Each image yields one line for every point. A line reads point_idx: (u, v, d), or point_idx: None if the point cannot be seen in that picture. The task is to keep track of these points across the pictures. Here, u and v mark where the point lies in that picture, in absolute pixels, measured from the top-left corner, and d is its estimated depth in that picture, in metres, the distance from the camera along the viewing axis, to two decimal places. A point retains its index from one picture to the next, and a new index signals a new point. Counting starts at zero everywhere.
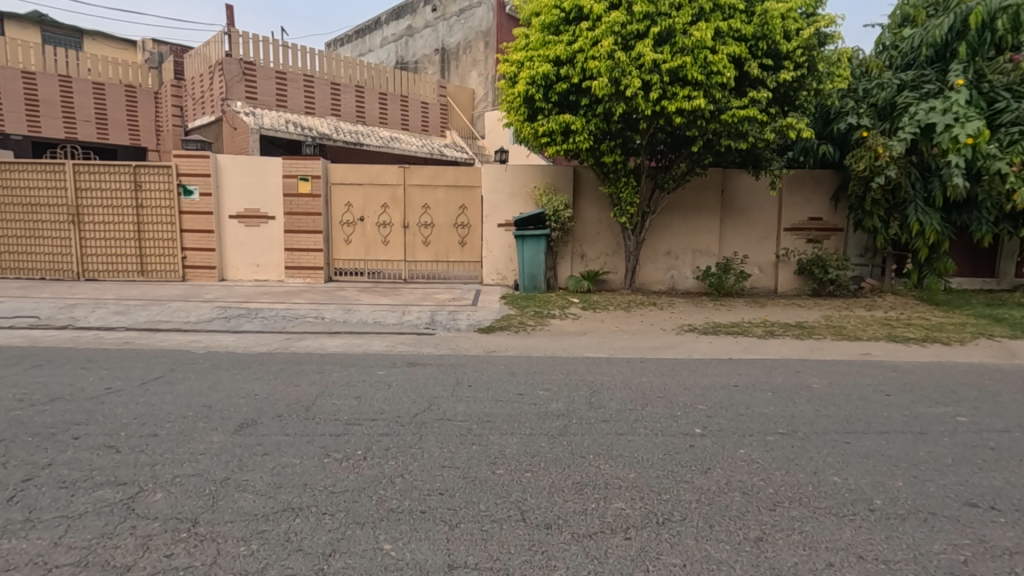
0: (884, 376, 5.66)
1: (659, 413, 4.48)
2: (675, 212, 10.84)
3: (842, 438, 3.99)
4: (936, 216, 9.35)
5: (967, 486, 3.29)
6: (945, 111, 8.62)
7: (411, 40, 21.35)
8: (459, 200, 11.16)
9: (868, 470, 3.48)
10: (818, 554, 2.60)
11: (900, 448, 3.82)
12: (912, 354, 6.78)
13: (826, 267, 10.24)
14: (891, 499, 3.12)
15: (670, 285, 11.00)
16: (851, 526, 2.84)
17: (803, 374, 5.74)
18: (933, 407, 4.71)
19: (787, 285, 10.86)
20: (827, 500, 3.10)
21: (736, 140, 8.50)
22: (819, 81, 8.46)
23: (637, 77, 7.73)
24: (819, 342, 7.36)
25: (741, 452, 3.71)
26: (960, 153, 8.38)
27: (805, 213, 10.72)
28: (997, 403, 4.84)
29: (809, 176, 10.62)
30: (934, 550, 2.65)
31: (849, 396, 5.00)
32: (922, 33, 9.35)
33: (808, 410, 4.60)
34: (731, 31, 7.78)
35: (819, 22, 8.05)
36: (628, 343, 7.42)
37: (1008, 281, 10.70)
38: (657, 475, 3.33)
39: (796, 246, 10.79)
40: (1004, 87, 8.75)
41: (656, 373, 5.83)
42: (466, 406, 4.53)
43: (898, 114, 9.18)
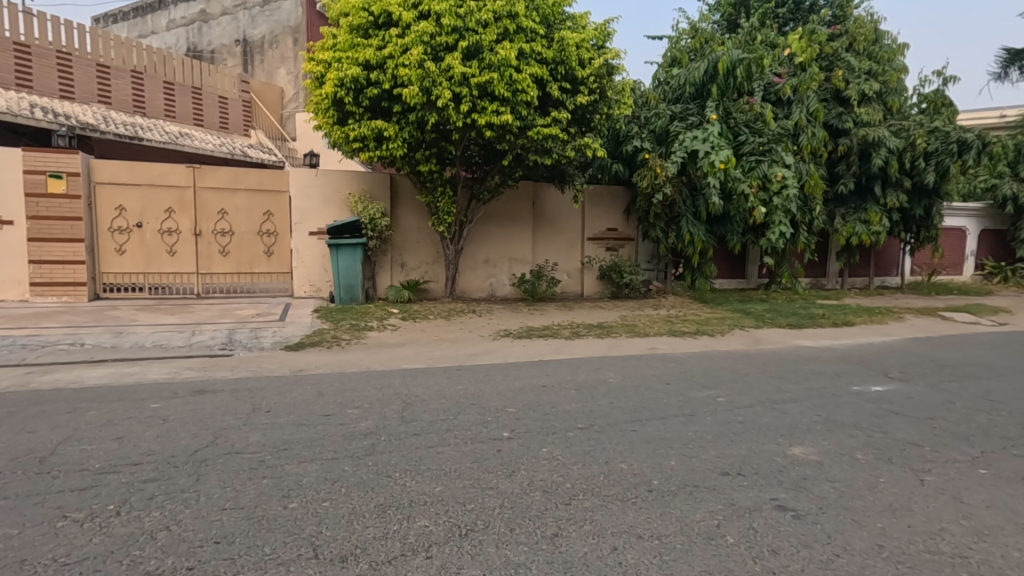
0: (666, 367, 6.49)
1: (470, 421, 4.51)
2: (492, 221, 11.23)
3: (630, 427, 4.44)
4: (702, 228, 11.11)
5: (722, 457, 3.87)
6: (704, 140, 10.29)
7: (205, 26, 19.01)
8: (263, 206, 10.14)
9: (649, 453, 3.90)
10: (605, 540, 2.80)
11: (675, 430, 4.37)
12: (687, 345, 7.92)
13: (622, 273, 11.53)
14: (666, 477, 3.53)
15: (489, 292, 11.34)
16: (633, 509, 3.13)
17: (602, 370, 6.30)
18: (700, 391, 5.51)
19: (592, 289, 11.94)
20: (615, 487, 3.38)
21: (542, 156, 9.10)
22: (609, 106, 9.44)
23: (447, 89, 7.84)
24: (616, 340, 8.20)
25: (544, 451, 3.89)
26: (716, 176, 10.10)
27: (604, 224, 11.93)
28: (745, 382, 5.84)
29: (606, 190, 11.86)
30: (696, 519, 3.04)
31: (637, 387, 5.60)
32: (686, 73, 11.01)
33: (604, 404, 5.04)
34: (534, 53, 8.29)
35: (607, 54, 8.98)
36: (446, 351, 7.42)
37: (754, 281, 13.18)
38: (464, 486, 3.31)
39: (597, 254, 11.95)
40: (744, 124, 10.71)
41: (472, 379, 5.90)
42: (261, 434, 4.06)
43: (671, 140, 10.68)
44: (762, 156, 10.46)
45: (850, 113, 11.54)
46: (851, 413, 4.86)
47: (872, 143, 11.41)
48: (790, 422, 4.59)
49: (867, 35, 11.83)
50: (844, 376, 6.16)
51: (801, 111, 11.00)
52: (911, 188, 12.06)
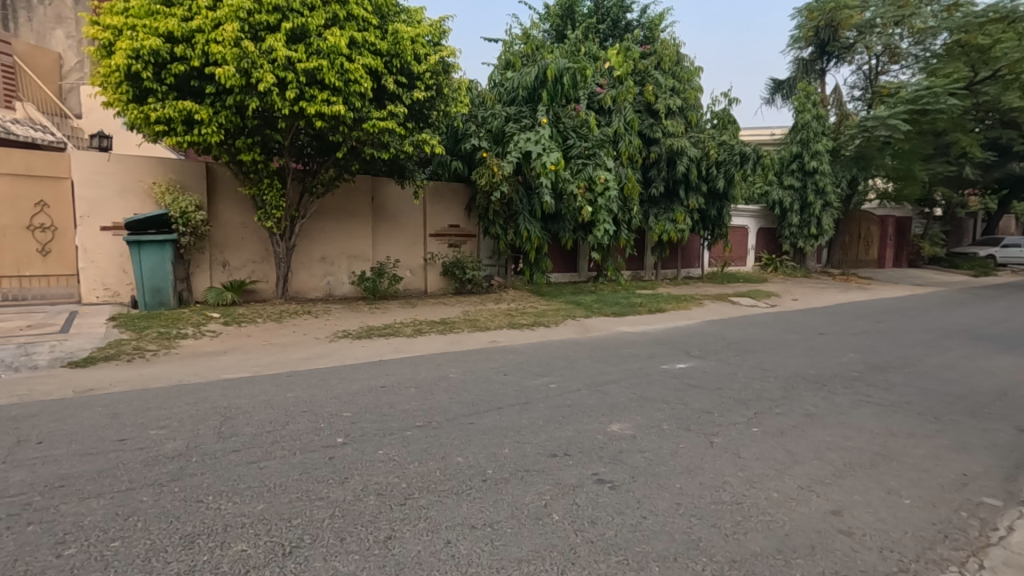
0: (505, 359, 6.75)
1: (300, 430, 4.22)
2: (328, 217, 10.64)
3: (468, 420, 4.52)
4: (538, 225, 11.73)
5: (552, 440, 4.13)
6: (537, 142, 10.83)
7: None
8: (34, 195, 8.45)
9: (485, 444, 4.02)
10: (439, 535, 2.82)
11: (510, 420, 4.55)
12: (525, 337, 8.31)
13: (464, 268, 11.72)
14: (499, 466, 3.67)
15: (327, 292, 10.72)
16: (467, 500, 3.20)
17: (443, 366, 6.33)
18: (535, 379, 5.82)
19: (435, 285, 11.94)
20: (450, 481, 3.43)
21: (379, 150, 8.81)
22: (447, 104, 9.46)
23: (269, 72, 7.22)
24: (458, 335, 8.30)
25: (380, 453, 3.80)
26: (548, 177, 10.71)
27: (445, 220, 12.02)
28: (574, 368, 6.30)
29: (446, 187, 11.95)
30: (526, 502, 3.21)
31: (477, 380, 5.74)
32: (519, 77, 11.50)
33: (443, 399, 5.07)
34: (367, 44, 7.99)
35: (443, 52, 8.97)
36: (277, 357, 6.85)
37: (585, 274, 14.32)
38: (290, 500, 3.09)
39: (440, 250, 11.99)
40: (572, 129, 11.51)
41: (304, 385, 5.53)
42: (28, 472, 3.35)
43: (507, 141, 11.09)
44: (588, 159, 11.34)
45: (659, 124, 13.06)
46: (660, 389, 5.53)
47: (677, 152, 13.05)
48: (611, 402, 5.07)
49: (671, 56, 13.47)
50: (656, 356, 6.97)
51: (619, 120, 12.16)
52: (707, 192, 14.06)
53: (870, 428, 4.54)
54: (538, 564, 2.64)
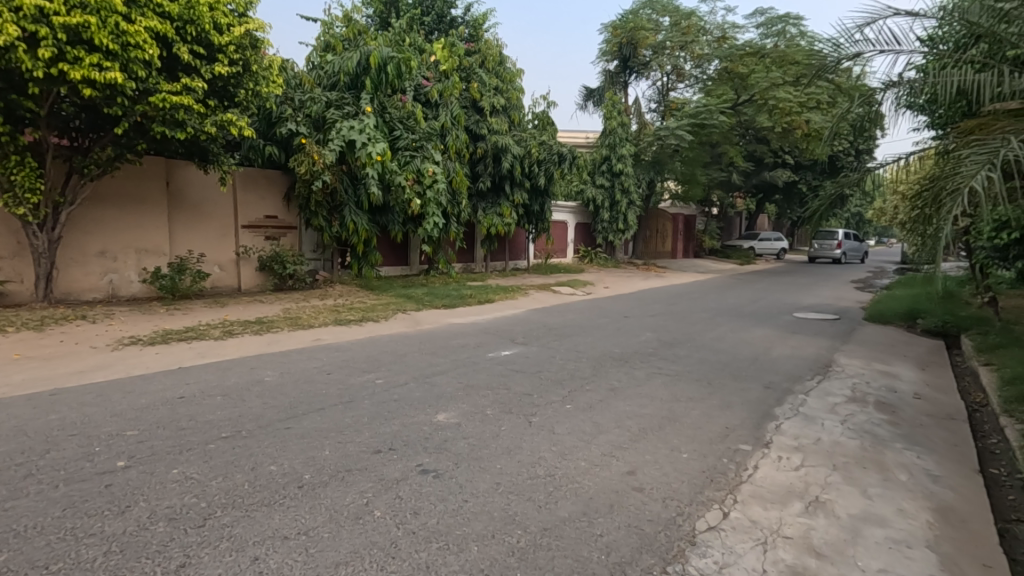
0: (329, 357, 6.41)
1: (67, 457, 3.53)
2: (108, 204, 9.02)
3: (284, 425, 4.21)
4: (365, 217, 11.30)
5: (376, 437, 4.04)
6: (361, 131, 10.37)
7: None
8: None
9: (302, 448, 3.78)
10: (245, 553, 2.59)
11: (332, 420, 4.35)
12: (352, 333, 7.98)
13: (284, 263, 10.75)
14: (318, 469, 3.48)
15: (109, 292, 9.10)
16: (279, 511, 2.98)
17: (257, 369, 5.79)
18: (360, 376, 5.63)
19: (249, 282, 10.83)
20: (259, 494, 3.15)
21: (172, 129, 7.68)
22: (257, 83, 8.60)
23: (12, 23, 5.84)
24: (276, 335, 7.66)
25: (175, 472, 3.35)
26: (374, 167, 10.34)
27: (259, 211, 10.99)
28: (402, 362, 6.23)
29: (259, 173, 10.92)
30: (346, 502, 3.11)
31: (296, 382, 5.36)
32: (340, 61, 10.92)
33: (256, 405, 4.65)
34: (151, 4, 6.90)
35: (250, 25, 8.11)
36: (36, 373, 5.62)
37: (416, 267, 14.23)
38: (48, 543, 2.57)
39: (254, 243, 10.93)
40: (398, 120, 11.27)
41: (75, 403, 4.63)
42: None
43: (328, 127, 10.46)
44: (415, 152, 11.19)
45: (484, 121, 13.47)
46: (486, 376, 5.74)
47: (501, 149, 13.60)
48: (437, 393, 5.13)
49: (494, 57, 13.97)
50: (483, 345, 7.22)
51: (446, 114, 12.26)
52: (530, 189, 14.89)
53: (660, 396, 5.25)
54: (358, 564, 2.57)
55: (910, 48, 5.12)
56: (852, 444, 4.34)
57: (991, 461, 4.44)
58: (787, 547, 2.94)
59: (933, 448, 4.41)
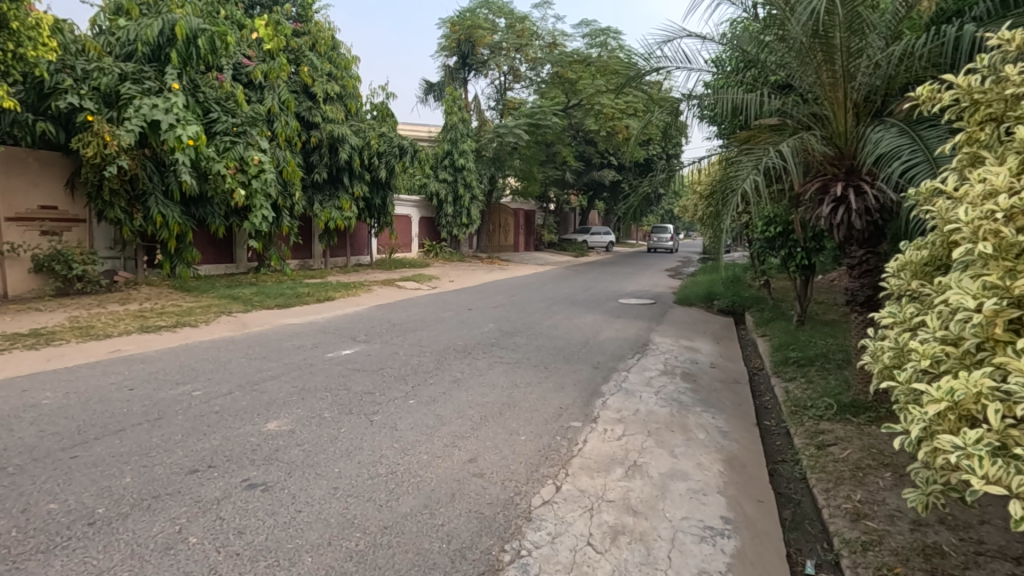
0: (131, 370, 5.54)
1: None
2: None
3: (69, 454, 3.55)
4: (176, 209, 9.96)
5: (191, 455, 3.60)
6: (166, 110, 9.07)
7: None
8: None
9: (93, 479, 3.22)
10: None
11: (134, 442, 3.78)
12: (161, 341, 6.98)
13: (69, 263, 9.06)
14: (115, 501, 3.00)
15: None
16: (61, 556, 2.52)
17: (31, 392, 4.79)
18: (172, 389, 4.96)
19: (20, 287, 8.88)
20: (33, 540, 2.63)
21: None
22: (19, 44, 7.05)
23: None
24: (58, 348, 6.40)
25: None
26: (185, 153, 9.13)
27: (31, 200, 9.09)
28: (225, 370, 5.63)
29: (28, 154, 9.04)
30: (153, 533, 2.73)
31: (86, 402, 4.54)
32: (136, 28, 9.40)
33: (29, 435, 3.85)
34: None
35: None
36: None
37: (243, 265, 12.94)
38: None
39: (24, 239, 9.00)
40: (214, 101, 10.07)
41: None
42: None
43: (123, 105, 8.98)
44: (236, 137, 10.11)
45: (317, 108, 12.67)
46: (322, 378, 5.44)
47: (337, 139, 12.93)
48: (267, 400, 4.73)
49: (326, 41, 13.22)
50: (321, 346, 6.84)
51: (272, 98, 11.28)
52: (370, 181, 14.40)
53: (500, 384, 5.46)
54: None
55: (699, 68, 5.96)
56: (663, 412, 4.95)
57: (765, 415, 5.39)
58: (610, 509, 3.26)
59: (723, 408, 5.23)
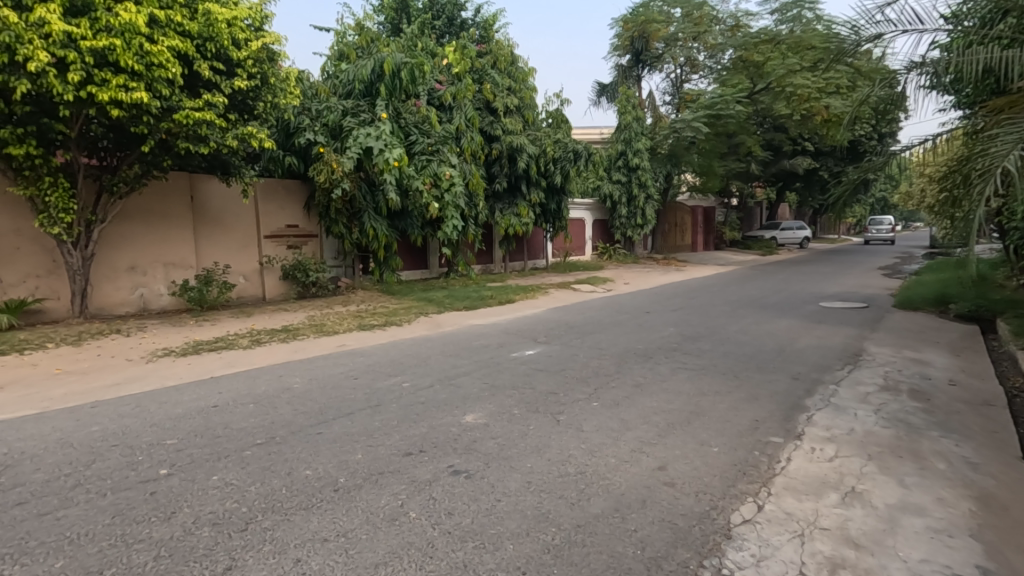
0: (354, 362, 6.51)
1: (111, 466, 3.65)
2: (134, 221, 9.19)
3: (315, 430, 4.30)
4: (384, 223, 11.41)
5: (405, 439, 4.10)
6: (377, 137, 10.45)
7: None
8: None
9: (334, 453, 3.85)
10: (287, 555, 2.67)
11: (361, 424, 4.42)
12: (375, 338, 8.08)
13: (307, 271, 10.99)
14: (351, 473, 3.55)
15: (141, 306, 9.29)
16: (317, 514, 3.05)
17: (285, 377, 5.91)
18: (386, 380, 5.71)
19: (274, 291, 11.01)
20: (297, 497, 3.24)
21: (196, 144, 7.88)
22: (275, 95, 8.75)
23: (43, 50, 6.05)
24: (303, 342, 7.79)
25: (214, 479, 3.47)
26: (391, 173, 10.40)
27: (280, 220, 11.18)
28: (426, 365, 6.29)
29: (280, 184, 11.11)
30: (381, 505, 3.16)
31: (324, 388, 5.45)
32: (354, 70, 11.01)
33: (287, 412, 4.74)
34: (172, 23, 7.07)
35: (265, 37, 8.26)
36: (72, 386, 5.71)
37: (435, 270, 14.34)
38: (100, 549, 2.69)
39: (277, 253, 11.12)
40: (413, 124, 11.32)
41: (113, 414, 4.70)
42: None
43: (346, 135, 10.56)
44: (432, 155, 11.24)
45: (498, 122, 13.50)
46: (510, 376, 5.77)
47: (517, 149, 13.59)
48: (463, 394, 5.17)
49: (506, 57, 14.00)
50: (506, 345, 7.26)
51: (460, 116, 12.32)
52: (547, 187, 14.87)
53: (685, 391, 5.23)
54: (395, 564, 2.62)
55: (934, 28, 5.03)
56: (886, 433, 4.27)
57: None
58: (824, 538, 2.91)
59: (970, 435, 4.31)
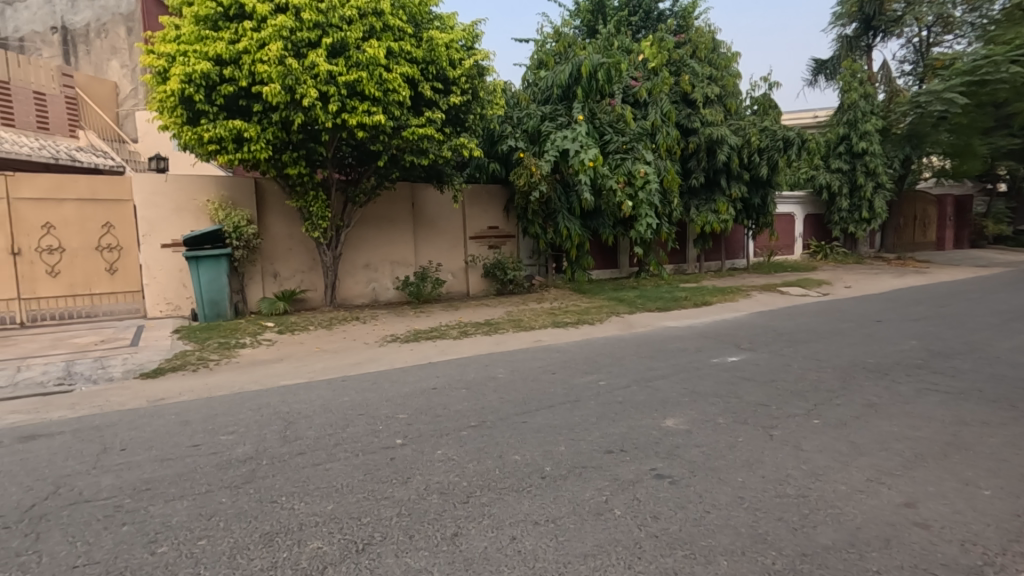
0: (551, 357, 6.79)
1: (360, 432, 4.36)
2: (370, 226, 10.82)
3: (521, 418, 4.58)
4: (577, 223, 11.67)
5: (606, 436, 4.14)
6: (574, 139, 10.76)
7: (5, 8, 14.88)
8: (101, 217, 8.82)
9: (539, 442, 4.06)
10: (504, 532, 2.89)
11: (562, 417, 4.59)
12: (569, 335, 8.32)
13: (505, 269, 11.79)
14: (556, 463, 3.70)
15: (372, 297, 10.91)
16: (528, 498, 3.24)
17: (491, 367, 6.41)
18: (583, 376, 5.82)
19: (477, 288, 12.02)
20: (509, 479, 3.48)
21: (418, 156, 8.96)
22: (483, 107, 9.54)
23: (313, 87, 7.46)
24: (503, 335, 8.37)
25: (438, 453, 3.91)
26: (587, 173, 10.62)
27: (484, 222, 12.11)
28: (621, 365, 6.27)
29: (484, 189, 12.05)
30: (587, 498, 3.23)
31: (525, 379, 5.78)
32: (553, 76, 11.44)
33: (494, 399, 5.14)
34: (403, 53, 8.15)
35: (477, 55, 9.05)
36: (328, 362, 6.94)
37: (626, 270, 14.20)
38: (357, 500, 3.23)
39: (480, 252, 12.10)
40: (608, 124, 11.39)
41: (359, 388, 5.60)
42: (114, 477, 3.59)
43: (544, 140, 11.06)
44: (626, 154, 11.18)
45: (697, 114, 12.84)
46: (712, 383, 5.44)
47: (717, 141, 12.76)
48: (662, 397, 5.02)
49: (706, 44, 13.22)
50: (705, 350, 6.87)
51: (656, 111, 12.04)
52: (750, 180, 13.69)
53: (938, 418, 4.35)
54: (604, 559, 2.66)
55: None
56: None
57: None
58: None
59: None
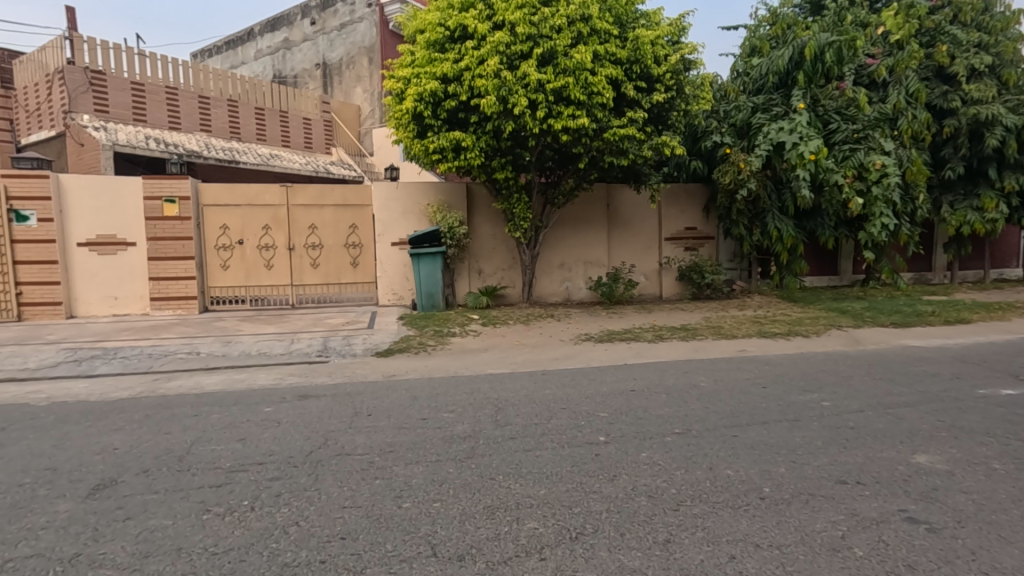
0: (759, 370, 6.22)
1: (564, 425, 4.52)
2: (566, 227, 11.14)
3: (731, 432, 4.29)
4: (790, 223, 10.55)
5: (836, 464, 3.65)
6: (791, 130, 9.81)
7: (288, 53, 18.65)
8: (348, 220, 10.57)
9: (755, 460, 3.75)
10: (721, 548, 2.73)
11: (779, 436, 4.17)
12: (779, 347, 7.53)
13: (702, 273, 11.14)
14: (777, 485, 3.38)
15: (565, 296, 11.25)
16: (747, 517, 3.02)
17: (691, 374, 6.11)
18: (801, 395, 5.22)
19: (670, 291, 11.59)
20: (724, 494, 3.28)
21: (618, 157, 8.94)
22: (687, 102, 9.16)
23: (523, 96, 7.95)
24: (702, 342, 7.94)
25: (643, 455, 3.86)
26: (805, 168, 9.59)
27: (681, 223, 11.58)
28: (849, 386, 5.47)
29: (683, 188, 11.54)
30: (818, 529, 2.89)
31: (732, 391, 5.39)
32: (768, 62, 10.47)
33: (699, 408, 4.89)
34: (608, 55, 8.25)
35: (683, 49, 8.73)
36: (528, 356, 7.32)
37: (848, 278, 12.37)
38: (567, 489, 3.35)
39: (676, 254, 11.62)
40: (834, 111, 10.11)
41: (559, 383, 5.81)
42: (366, 437, 4.26)
43: (754, 133, 10.24)
44: (856, 143, 9.84)
45: (956, 91, 10.66)
46: (980, 419, 4.43)
47: (984, 122, 10.42)
48: (909, 429, 4.25)
49: (974, 5, 10.85)
50: (966, 378, 5.63)
51: (898, 92, 10.39)
52: None
53: None
54: None
55: None
56: None
57: None
58: None
59: None
